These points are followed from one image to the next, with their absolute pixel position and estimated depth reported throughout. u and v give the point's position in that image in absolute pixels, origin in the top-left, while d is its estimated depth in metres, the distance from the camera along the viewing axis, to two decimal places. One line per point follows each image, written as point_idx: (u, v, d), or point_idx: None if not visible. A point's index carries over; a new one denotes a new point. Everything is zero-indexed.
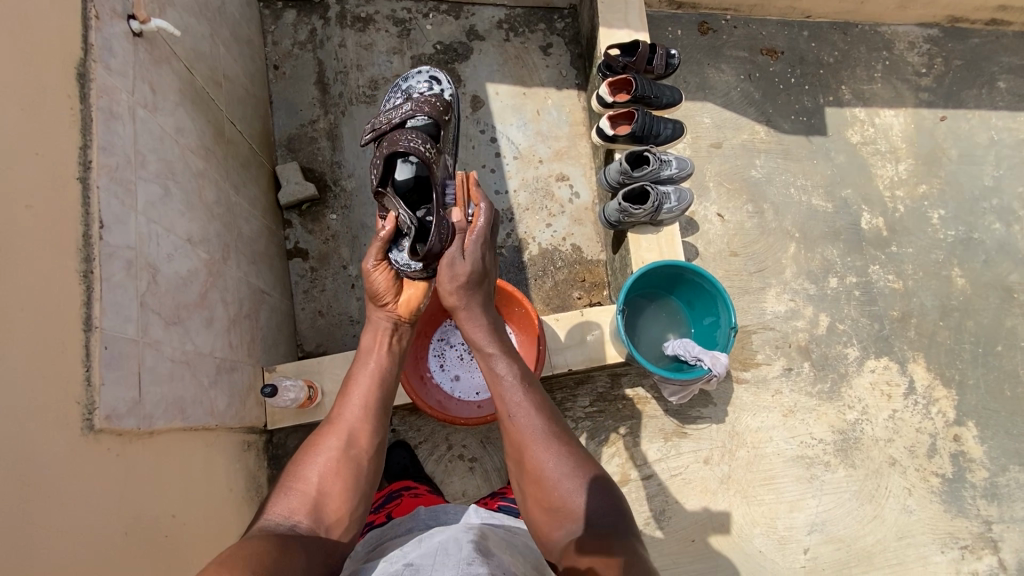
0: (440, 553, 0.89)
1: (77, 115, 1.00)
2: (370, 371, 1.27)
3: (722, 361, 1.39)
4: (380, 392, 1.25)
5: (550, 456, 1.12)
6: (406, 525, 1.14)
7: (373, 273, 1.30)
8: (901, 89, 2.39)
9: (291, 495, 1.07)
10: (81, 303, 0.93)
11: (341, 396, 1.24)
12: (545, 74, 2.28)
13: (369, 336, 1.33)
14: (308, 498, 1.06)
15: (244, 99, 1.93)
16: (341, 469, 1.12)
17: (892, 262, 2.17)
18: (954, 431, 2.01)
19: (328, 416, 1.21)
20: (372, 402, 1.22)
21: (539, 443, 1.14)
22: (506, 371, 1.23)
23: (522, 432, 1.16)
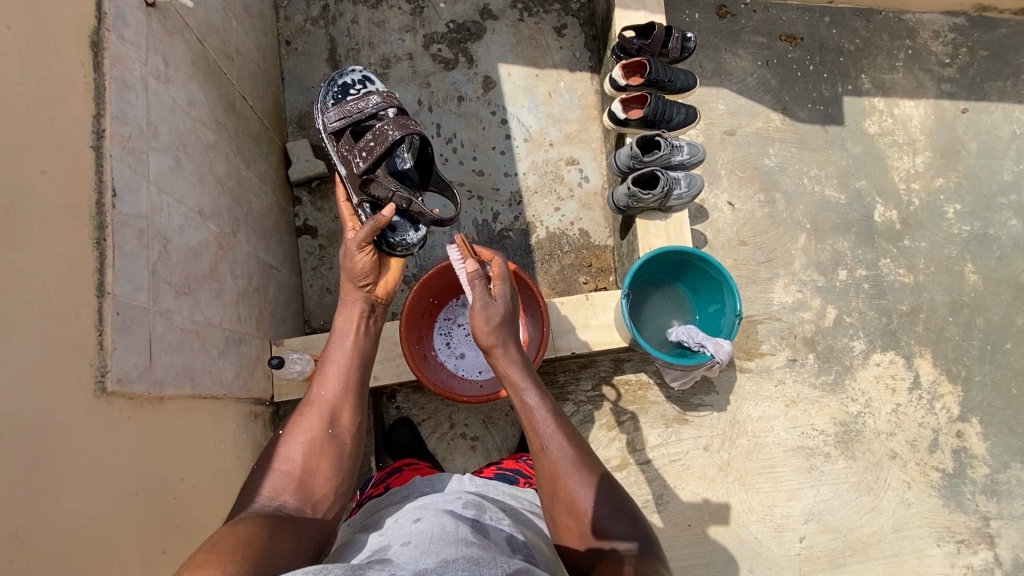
0: (435, 531, 0.86)
1: (91, 84, 1.01)
2: (346, 352, 1.24)
3: (725, 348, 1.39)
4: (356, 371, 1.23)
5: (579, 484, 1.06)
6: (401, 492, 1.14)
7: (358, 256, 1.29)
8: (922, 79, 2.33)
9: (274, 476, 1.04)
10: (94, 270, 0.95)
11: (317, 377, 1.21)
12: (558, 56, 2.25)
13: (342, 318, 1.29)
14: (294, 478, 1.04)
15: (256, 74, 1.93)
16: (324, 447, 1.10)
17: (904, 255, 2.15)
18: (958, 426, 2.00)
19: (305, 397, 1.18)
20: (349, 381, 1.20)
21: (570, 471, 1.08)
22: (538, 405, 1.15)
23: (551, 460, 1.09)
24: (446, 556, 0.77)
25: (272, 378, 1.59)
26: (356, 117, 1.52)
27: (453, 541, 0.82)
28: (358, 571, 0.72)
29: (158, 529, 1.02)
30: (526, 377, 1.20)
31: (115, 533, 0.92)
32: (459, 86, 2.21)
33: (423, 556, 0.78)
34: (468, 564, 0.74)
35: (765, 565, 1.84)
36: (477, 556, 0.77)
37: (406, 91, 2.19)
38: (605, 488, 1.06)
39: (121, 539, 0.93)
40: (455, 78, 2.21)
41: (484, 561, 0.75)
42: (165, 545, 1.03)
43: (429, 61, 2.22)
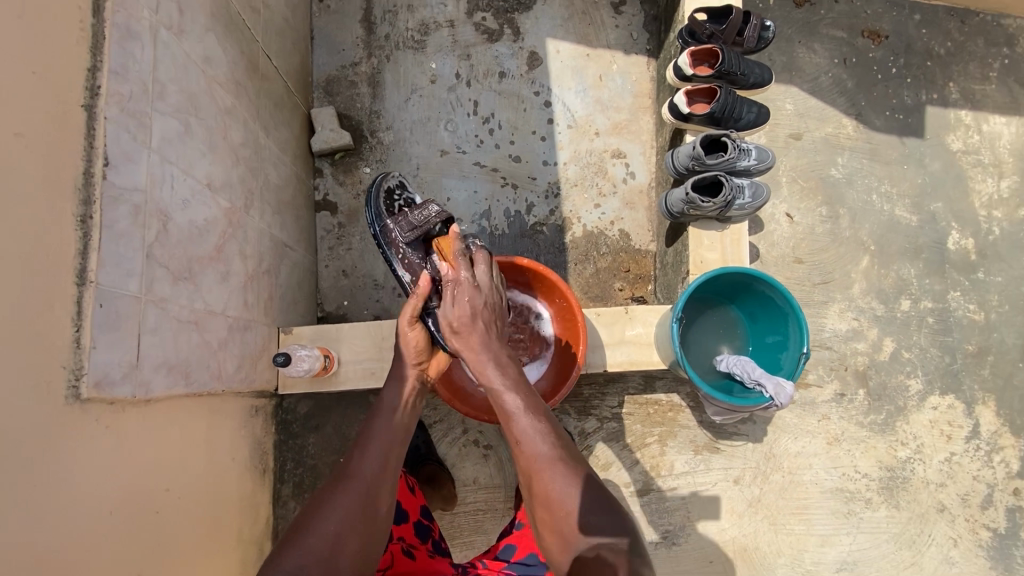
0: None
1: (86, 30, 0.85)
2: (389, 425, 1.12)
3: (787, 391, 1.21)
4: (400, 446, 1.11)
5: (557, 480, 1.05)
6: None
7: (407, 333, 1.22)
8: (1017, 92, 2.11)
9: (302, 558, 0.93)
10: (76, 253, 0.81)
11: (359, 446, 1.08)
12: (613, 35, 2.04)
13: (388, 392, 1.16)
14: (323, 560, 0.93)
15: (283, 31, 1.76)
16: (362, 532, 0.98)
17: (976, 289, 1.94)
18: (1015, 483, 1.82)
19: (342, 466, 1.05)
20: (394, 459, 1.08)
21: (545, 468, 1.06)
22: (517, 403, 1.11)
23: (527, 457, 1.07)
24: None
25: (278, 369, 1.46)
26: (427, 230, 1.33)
27: None
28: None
29: (134, 551, 0.90)
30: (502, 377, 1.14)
31: (79, 560, 0.80)
32: (502, 60, 2.01)
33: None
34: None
35: None
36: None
37: (444, 63, 2.01)
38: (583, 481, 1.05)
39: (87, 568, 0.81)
40: (498, 52, 2.01)
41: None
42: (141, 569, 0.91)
43: (471, 31, 2.02)
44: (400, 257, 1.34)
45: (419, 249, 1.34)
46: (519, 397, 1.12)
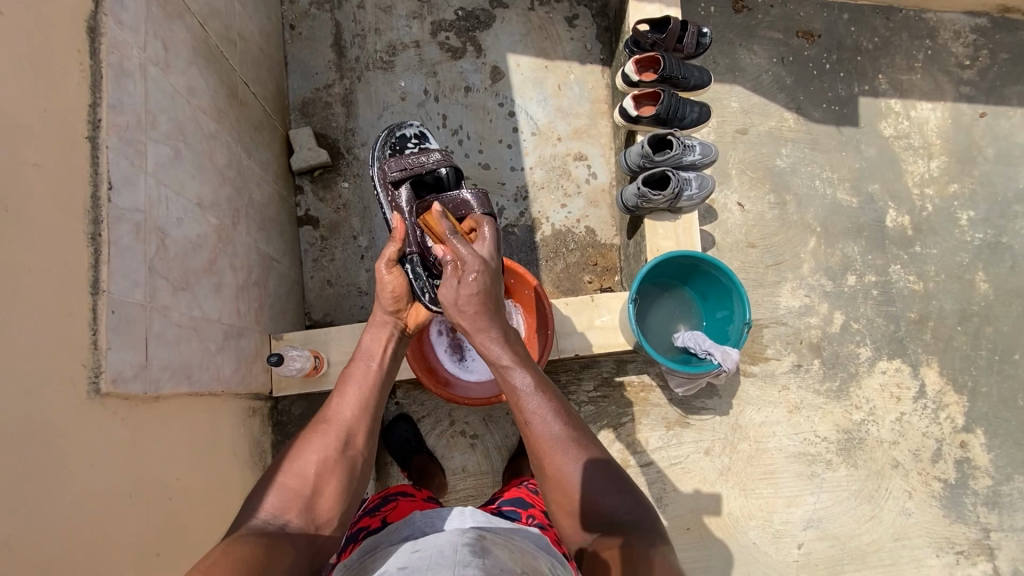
0: (436, 557, 0.87)
1: (87, 71, 0.97)
2: (369, 371, 1.24)
3: (732, 357, 1.38)
4: (376, 393, 1.22)
5: (568, 461, 1.09)
6: (399, 530, 1.03)
7: (385, 276, 1.31)
8: (941, 80, 2.27)
9: (281, 491, 1.03)
10: (89, 267, 0.92)
11: (337, 394, 1.20)
12: (568, 47, 2.19)
13: (369, 338, 1.30)
14: (302, 495, 1.04)
15: (259, 59, 1.88)
16: (338, 469, 1.09)
17: (915, 262, 2.10)
18: (961, 437, 1.97)
19: (323, 414, 1.17)
20: (370, 401, 1.20)
21: (557, 446, 1.10)
22: (527, 385, 1.16)
23: (539, 435, 1.11)
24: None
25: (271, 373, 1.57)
26: (419, 171, 1.46)
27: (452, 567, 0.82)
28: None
29: (153, 532, 1.01)
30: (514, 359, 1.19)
31: (110, 537, 0.91)
32: (466, 75, 2.15)
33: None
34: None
35: (764, 571, 1.84)
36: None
37: (412, 81, 2.14)
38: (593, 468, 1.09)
39: (116, 544, 0.92)
40: (462, 68, 2.16)
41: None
42: (160, 548, 1.02)
43: (436, 50, 2.16)
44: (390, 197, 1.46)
45: (406, 188, 1.47)
46: (528, 376, 1.17)
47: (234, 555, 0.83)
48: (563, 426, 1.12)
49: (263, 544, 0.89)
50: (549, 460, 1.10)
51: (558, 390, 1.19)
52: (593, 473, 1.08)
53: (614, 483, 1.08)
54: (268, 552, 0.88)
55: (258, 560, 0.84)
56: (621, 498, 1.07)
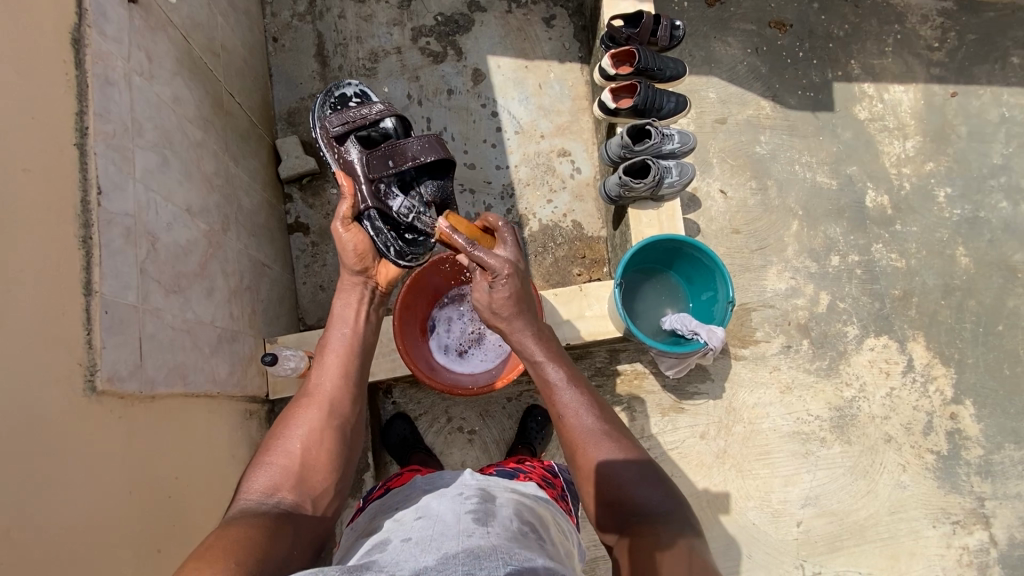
0: (439, 526, 0.89)
1: (73, 81, 1.00)
2: (343, 339, 1.28)
3: (718, 334, 1.49)
4: (355, 361, 1.26)
5: (602, 452, 1.09)
6: (403, 492, 1.17)
7: (344, 236, 1.36)
8: (911, 63, 2.32)
9: (272, 469, 1.05)
10: (81, 269, 0.95)
11: (317, 367, 1.24)
12: (547, 47, 2.24)
13: (340, 305, 1.33)
14: (292, 471, 1.05)
15: (243, 70, 1.91)
16: (325, 437, 1.12)
17: (896, 240, 2.15)
18: (951, 409, 2.00)
19: (304, 388, 1.20)
20: (349, 372, 1.23)
21: (591, 439, 1.11)
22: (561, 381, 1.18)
23: (574, 428, 1.13)
24: (446, 551, 0.79)
25: (267, 376, 1.59)
26: (361, 124, 1.48)
27: (454, 535, 0.84)
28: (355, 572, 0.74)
29: (154, 528, 1.03)
30: (545, 353, 1.22)
31: (111, 531, 0.93)
32: (448, 79, 2.20)
33: (423, 553, 0.80)
34: (468, 556, 0.76)
35: (764, 551, 1.86)
36: (477, 547, 0.79)
37: (395, 86, 2.18)
38: (635, 469, 1.06)
39: (118, 539, 0.94)
40: (444, 72, 2.20)
41: (482, 552, 0.77)
42: (161, 543, 1.04)
43: (417, 55, 2.20)
44: (335, 152, 1.49)
45: (351, 143, 1.48)
46: (560, 370, 1.19)
47: (230, 539, 0.84)
48: (597, 418, 1.14)
49: (263, 526, 0.91)
50: (582, 452, 1.11)
51: (594, 389, 1.20)
52: (621, 467, 1.06)
53: (645, 473, 1.06)
54: (268, 534, 0.90)
55: (256, 540, 0.86)
56: (652, 491, 1.05)
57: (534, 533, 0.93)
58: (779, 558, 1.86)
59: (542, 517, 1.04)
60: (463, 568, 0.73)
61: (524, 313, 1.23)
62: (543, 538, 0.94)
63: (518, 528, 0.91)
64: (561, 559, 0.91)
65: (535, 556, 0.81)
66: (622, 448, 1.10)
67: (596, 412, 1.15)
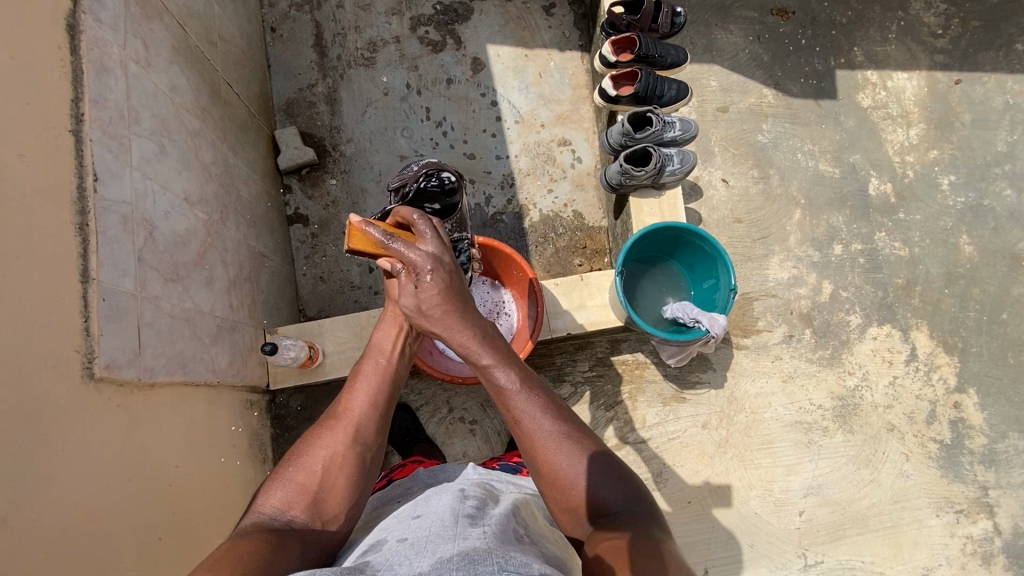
0: (435, 527, 0.89)
1: (68, 67, 0.99)
2: (379, 366, 1.23)
3: (720, 322, 1.47)
4: (389, 388, 1.22)
5: (562, 458, 1.03)
6: (406, 484, 1.17)
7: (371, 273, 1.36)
8: (915, 50, 2.29)
9: (289, 486, 1.04)
10: (78, 256, 0.94)
11: (348, 387, 1.20)
12: (547, 36, 2.22)
13: (380, 332, 1.30)
14: (308, 491, 1.04)
15: (240, 60, 1.90)
16: (346, 463, 1.09)
17: (899, 229, 2.13)
18: (955, 398, 2.00)
19: (333, 409, 1.17)
20: (379, 397, 1.19)
21: (554, 447, 1.04)
22: (508, 378, 1.11)
23: (533, 433, 1.06)
24: (441, 556, 0.78)
25: (266, 367, 1.59)
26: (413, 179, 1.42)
27: (449, 538, 0.84)
28: None
29: (153, 517, 1.02)
30: (495, 355, 1.13)
31: (109, 519, 0.93)
32: (447, 68, 2.18)
33: (418, 557, 0.80)
34: (463, 560, 0.75)
35: (766, 540, 1.86)
36: (473, 552, 0.78)
37: (394, 76, 2.16)
38: (599, 473, 1.03)
39: (118, 528, 0.94)
40: (443, 61, 2.18)
41: (478, 556, 0.76)
42: (161, 531, 1.04)
43: (416, 44, 2.18)
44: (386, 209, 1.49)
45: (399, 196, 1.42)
46: (510, 372, 1.12)
47: (231, 552, 0.84)
48: (554, 421, 1.07)
49: (263, 539, 0.90)
50: (541, 458, 1.04)
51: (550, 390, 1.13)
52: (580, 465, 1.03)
53: (607, 469, 1.04)
54: (268, 549, 0.89)
55: (260, 557, 0.85)
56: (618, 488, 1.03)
57: (528, 535, 0.93)
58: (782, 547, 1.85)
59: (537, 513, 1.05)
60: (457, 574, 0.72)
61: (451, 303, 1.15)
62: (537, 541, 0.93)
63: (514, 529, 0.91)
64: (557, 563, 0.91)
65: (530, 560, 0.80)
66: (588, 455, 1.05)
67: (555, 416, 1.08)
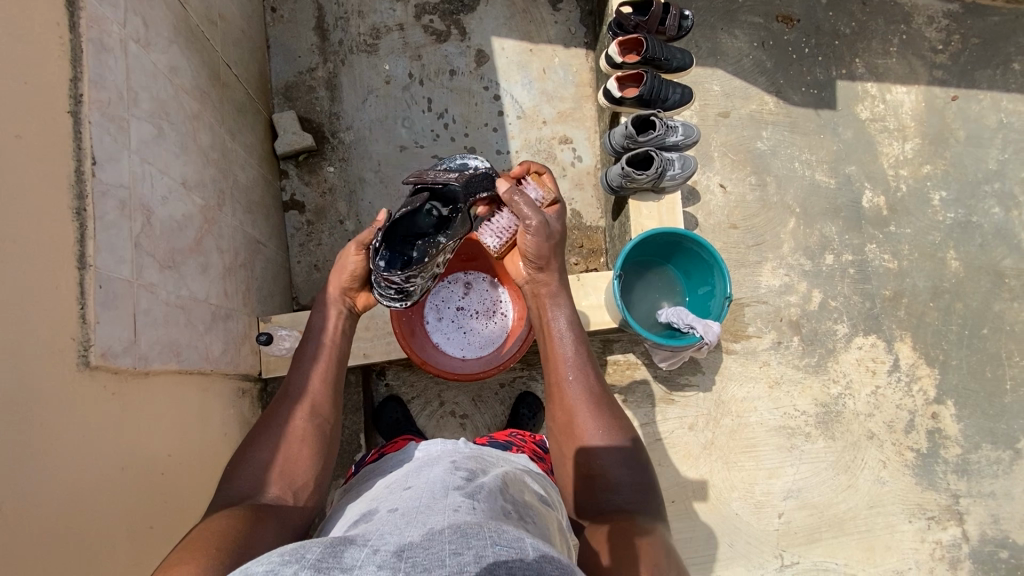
0: (426, 500, 0.88)
1: (67, 45, 0.96)
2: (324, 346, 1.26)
3: (714, 330, 1.50)
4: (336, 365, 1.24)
5: (588, 420, 1.16)
6: (395, 458, 1.19)
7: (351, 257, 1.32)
8: (915, 65, 2.31)
9: (253, 465, 1.04)
10: (75, 241, 0.93)
11: (294, 370, 1.22)
12: (553, 31, 2.20)
13: (318, 318, 1.30)
14: (273, 467, 1.04)
15: (240, 40, 1.85)
16: (307, 436, 1.10)
17: (890, 241, 2.17)
18: (933, 408, 2.05)
19: (284, 390, 1.18)
20: (329, 374, 1.22)
21: (583, 405, 1.18)
22: (565, 330, 1.27)
23: (569, 389, 1.20)
24: (433, 528, 0.76)
25: (259, 354, 1.58)
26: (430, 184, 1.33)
27: (440, 511, 0.83)
28: (337, 549, 0.71)
29: (145, 505, 1.02)
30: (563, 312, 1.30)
31: (100, 507, 0.92)
32: (451, 59, 2.15)
33: (408, 528, 0.78)
34: (455, 533, 0.73)
35: (745, 540, 1.91)
36: (465, 524, 0.76)
37: (397, 64, 2.13)
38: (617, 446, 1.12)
39: (111, 516, 0.94)
40: (447, 51, 2.15)
41: (471, 530, 0.74)
42: (152, 520, 1.03)
43: (420, 33, 2.15)
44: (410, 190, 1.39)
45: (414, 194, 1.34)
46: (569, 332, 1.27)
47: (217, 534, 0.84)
48: (593, 384, 1.20)
49: (244, 518, 0.90)
50: (574, 414, 1.17)
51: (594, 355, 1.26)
52: (599, 429, 1.15)
53: (622, 451, 1.12)
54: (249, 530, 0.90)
55: (238, 534, 0.86)
56: (626, 472, 1.10)
57: (518, 511, 0.92)
58: (760, 547, 1.90)
59: (527, 490, 1.05)
60: (448, 546, 0.70)
61: (561, 262, 1.34)
62: (528, 517, 0.93)
63: (504, 506, 0.90)
64: (544, 539, 0.90)
65: (523, 532, 0.78)
66: (613, 431, 1.14)
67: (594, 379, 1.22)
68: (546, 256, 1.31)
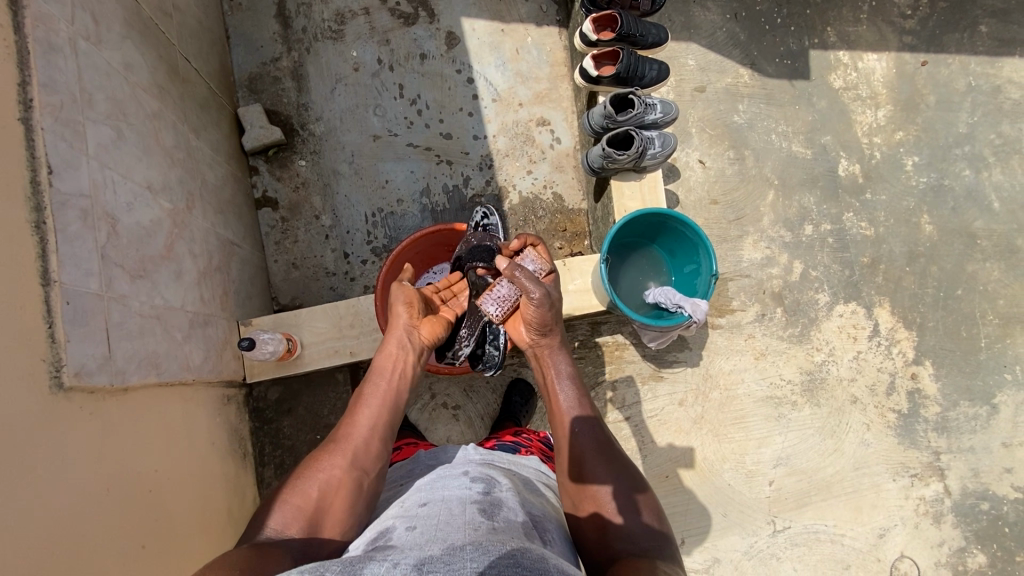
0: (444, 516, 0.88)
1: (13, 47, 0.89)
2: (381, 391, 1.23)
3: (702, 308, 1.50)
4: (390, 413, 1.20)
5: (599, 472, 1.14)
6: (407, 467, 1.22)
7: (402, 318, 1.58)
8: (885, 31, 2.32)
9: (286, 507, 1.02)
10: (36, 256, 0.87)
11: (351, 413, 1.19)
12: (524, 9, 2.14)
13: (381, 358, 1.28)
14: (304, 514, 1.01)
15: (197, 31, 1.76)
16: (342, 488, 1.06)
17: (866, 209, 2.20)
18: (912, 369, 2.11)
19: (336, 434, 1.15)
20: (380, 422, 1.18)
21: (590, 455, 1.18)
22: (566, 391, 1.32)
23: (578, 443, 1.21)
24: (454, 544, 0.77)
25: (242, 359, 1.54)
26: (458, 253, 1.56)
27: (459, 529, 0.83)
28: (356, 566, 0.72)
29: (136, 523, 0.99)
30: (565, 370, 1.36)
31: (87, 527, 0.89)
32: (421, 42, 2.08)
33: (428, 543, 0.79)
34: (476, 549, 0.74)
35: (738, 509, 1.96)
36: (485, 542, 0.76)
37: (365, 50, 2.06)
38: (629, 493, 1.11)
39: (99, 536, 0.91)
40: (416, 35, 2.08)
41: (492, 547, 0.74)
42: (144, 538, 1.00)
43: (387, 16, 2.08)
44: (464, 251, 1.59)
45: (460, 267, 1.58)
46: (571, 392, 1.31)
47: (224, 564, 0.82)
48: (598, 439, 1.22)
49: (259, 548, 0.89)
50: (584, 465, 1.16)
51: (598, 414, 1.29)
52: (586, 423, 1.25)
53: (635, 498, 1.10)
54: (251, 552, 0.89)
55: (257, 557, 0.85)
56: (641, 518, 1.08)
57: (535, 531, 0.92)
58: (753, 515, 1.96)
59: (538, 501, 1.06)
60: (470, 561, 0.71)
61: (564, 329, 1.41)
62: (544, 535, 0.93)
63: (522, 524, 0.90)
64: (562, 556, 0.92)
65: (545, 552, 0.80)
66: (624, 483, 1.13)
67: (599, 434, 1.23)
68: (551, 322, 1.35)
